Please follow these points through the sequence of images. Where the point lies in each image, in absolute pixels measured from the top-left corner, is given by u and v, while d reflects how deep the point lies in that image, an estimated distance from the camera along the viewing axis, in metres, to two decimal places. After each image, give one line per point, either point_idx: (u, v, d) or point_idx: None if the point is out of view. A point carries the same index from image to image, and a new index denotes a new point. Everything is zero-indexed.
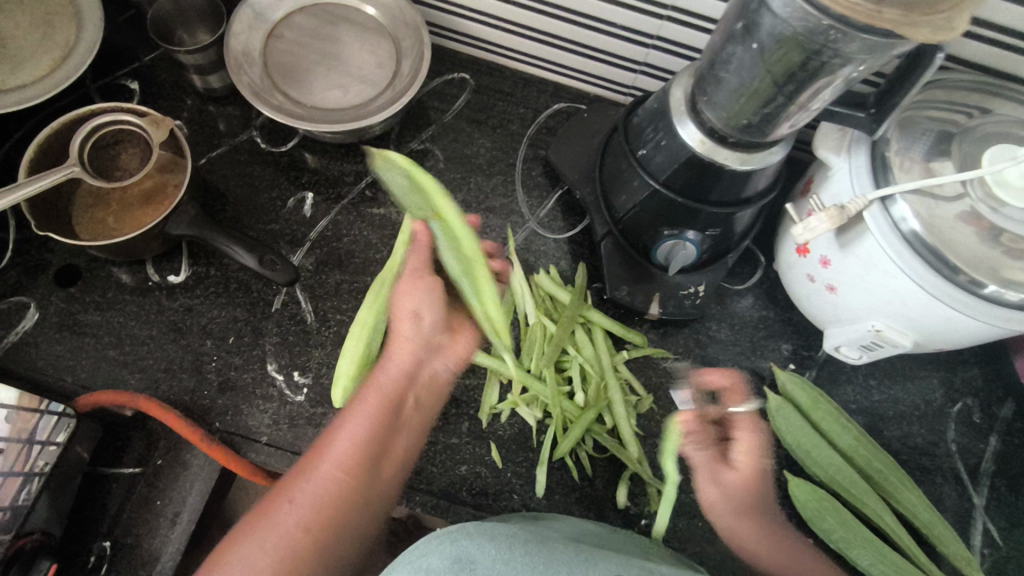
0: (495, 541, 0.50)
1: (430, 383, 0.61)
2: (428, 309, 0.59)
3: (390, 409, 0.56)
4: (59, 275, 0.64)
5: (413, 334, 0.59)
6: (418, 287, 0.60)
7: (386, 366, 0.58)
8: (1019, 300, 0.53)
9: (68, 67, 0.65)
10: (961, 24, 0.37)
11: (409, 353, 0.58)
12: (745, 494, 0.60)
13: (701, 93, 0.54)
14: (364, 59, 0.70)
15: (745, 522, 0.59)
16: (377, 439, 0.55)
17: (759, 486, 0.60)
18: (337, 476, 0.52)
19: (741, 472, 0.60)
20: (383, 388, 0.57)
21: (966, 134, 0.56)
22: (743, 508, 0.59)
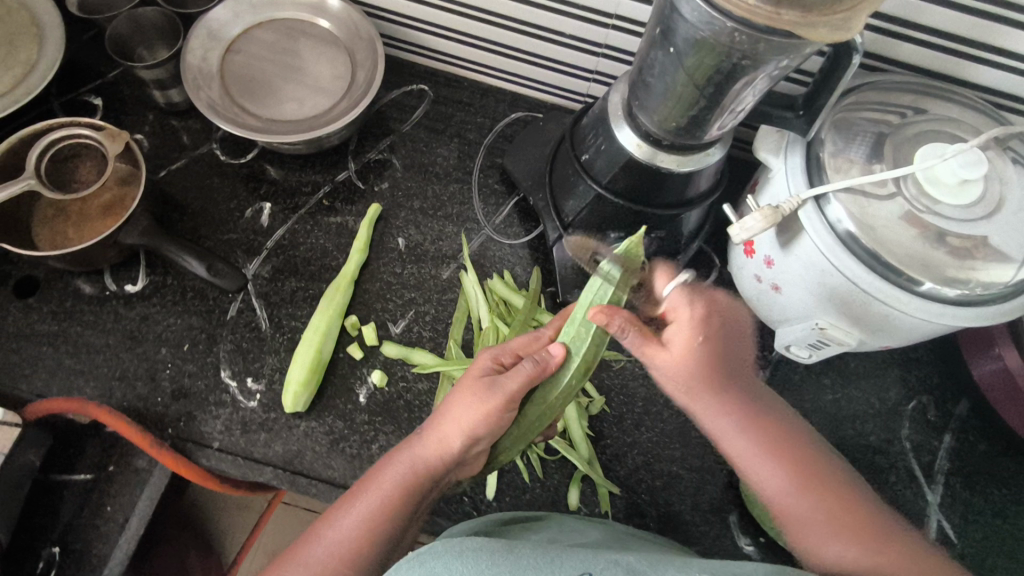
0: (461, 557, 0.45)
1: (447, 482, 0.55)
2: (483, 433, 0.52)
3: (405, 501, 0.51)
4: (19, 286, 0.66)
5: (457, 449, 0.52)
6: (496, 414, 0.51)
7: (419, 448, 0.52)
8: (957, 296, 0.54)
9: (29, 83, 0.67)
10: (858, 25, 0.38)
11: (443, 452, 0.52)
12: (699, 376, 0.52)
13: (634, 98, 0.55)
14: (320, 70, 0.72)
15: (715, 414, 0.52)
16: (384, 529, 0.50)
17: (726, 367, 0.53)
18: (335, 564, 0.49)
19: (677, 354, 0.51)
20: (406, 480, 0.52)
21: (898, 133, 0.57)
22: (707, 394, 0.52)
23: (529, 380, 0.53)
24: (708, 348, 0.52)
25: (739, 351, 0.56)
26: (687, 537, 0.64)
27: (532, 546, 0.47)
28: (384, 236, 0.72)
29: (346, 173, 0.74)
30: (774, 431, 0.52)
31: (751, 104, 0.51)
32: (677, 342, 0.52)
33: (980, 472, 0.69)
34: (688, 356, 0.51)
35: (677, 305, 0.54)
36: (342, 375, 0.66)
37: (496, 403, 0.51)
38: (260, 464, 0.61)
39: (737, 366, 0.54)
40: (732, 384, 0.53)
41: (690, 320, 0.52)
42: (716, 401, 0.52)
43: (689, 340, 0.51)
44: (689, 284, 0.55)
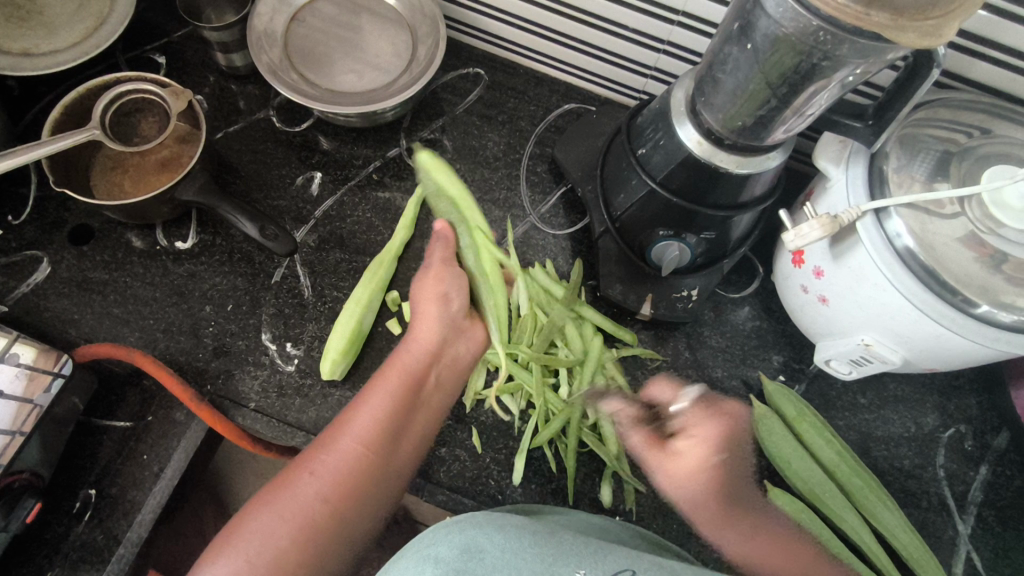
0: (503, 531, 0.47)
1: (448, 367, 0.65)
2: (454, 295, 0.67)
3: (409, 387, 0.60)
4: (73, 233, 0.68)
5: (439, 317, 0.65)
6: (452, 279, 0.67)
7: (409, 345, 0.63)
8: (1012, 322, 0.52)
9: (98, 34, 0.68)
10: (950, 32, 0.36)
11: (435, 334, 0.64)
12: (708, 490, 0.57)
13: (700, 94, 0.54)
14: (380, 47, 0.73)
15: (722, 526, 0.57)
16: (397, 415, 0.57)
17: (734, 492, 0.59)
18: (358, 449, 0.55)
19: (688, 467, 0.58)
20: (402, 369, 0.61)
21: (966, 153, 0.55)
22: (716, 508, 0.57)
23: (449, 246, 0.68)
24: (720, 468, 0.58)
25: (739, 481, 0.60)
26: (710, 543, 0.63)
27: (572, 534, 0.49)
28: (431, 215, 0.72)
29: (397, 150, 0.75)
30: (785, 545, 0.56)
31: (821, 109, 0.51)
32: (689, 455, 0.58)
33: (1015, 507, 0.67)
34: (700, 472, 0.57)
35: (698, 411, 0.60)
36: (379, 348, 0.66)
37: (439, 270, 0.67)
38: (293, 428, 0.62)
39: (739, 488, 0.60)
40: (744, 506, 0.58)
41: (705, 436, 0.58)
42: (723, 515, 0.57)
43: (704, 460, 0.58)
44: (699, 398, 0.61)
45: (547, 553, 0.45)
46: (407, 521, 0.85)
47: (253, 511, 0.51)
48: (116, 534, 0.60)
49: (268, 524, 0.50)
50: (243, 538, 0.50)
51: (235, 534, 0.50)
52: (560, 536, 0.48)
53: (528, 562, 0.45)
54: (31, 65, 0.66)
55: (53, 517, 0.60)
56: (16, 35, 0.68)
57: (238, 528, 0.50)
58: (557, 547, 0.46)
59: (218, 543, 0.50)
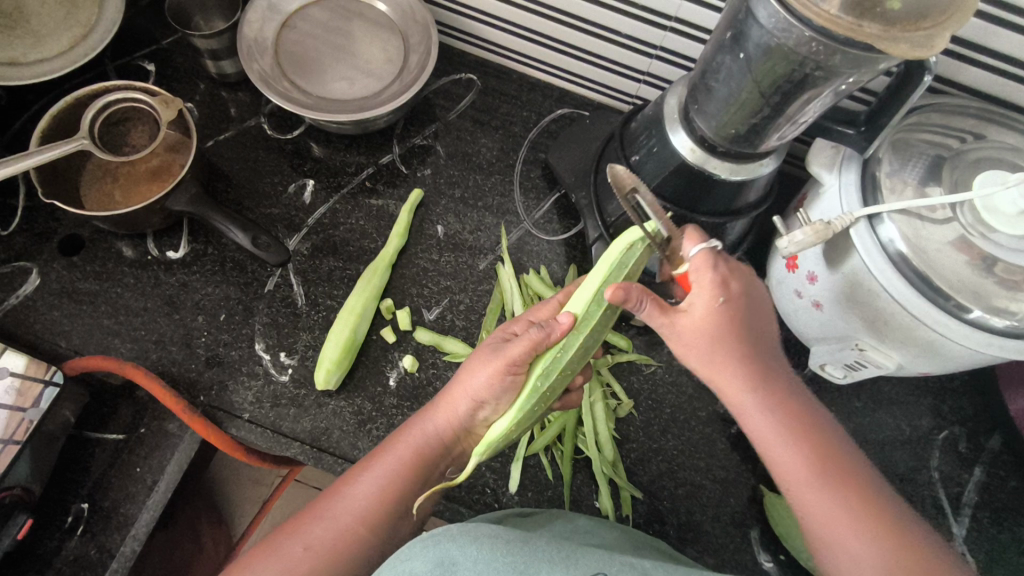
0: (477, 542, 0.46)
1: (458, 456, 0.57)
2: (488, 399, 0.52)
3: (420, 468, 0.53)
4: (63, 244, 0.67)
5: (463, 414, 0.54)
6: (504, 379, 0.51)
7: (429, 425, 0.54)
8: (1005, 327, 0.52)
9: (87, 43, 0.68)
10: (941, 43, 0.36)
11: (451, 423, 0.54)
12: (720, 344, 0.46)
13: (693, 101, 0.54)
14: (372, 53, 0.72)
15: (739, 384, 0.46)
16: (402, 495, 0.52)
17: (748, 333, 0.47)
18: (354, 527, 0.50)
19: (699, 316, 0.46)
20: (416, 451, 0.53)
21: (958, 158, 0.55)
22: (726, 360, 0.46)
23: (536, 347, 0.50)
24: (735, 310, 0.47)
25: (757, 315, 0.49)
26: (706, 548, 0.63)
27: (548, 539, 0.48)
28: (424, 222, 0.72)
29: (390, 156, 0.74)
30: (808, 430, 0.46)
31: (814, 116, 0.51)
32: (700, 307, 0.46)
33: (1009, 508, 0.67)
34: (713, 325, 0.46)
35: (699, 266, 0.47)
36: (373, 356, 0.66)
37: (501, 367, 0.51)
38: (287, 438, 0.62)
39: (762, 337, 0.48)
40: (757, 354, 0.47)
41: (716, 285, 0.46)
42: (733, 370, 0.46)
43: (716, 314, 0.46)
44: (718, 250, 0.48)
45: (518, 560, 0.45)
46: None
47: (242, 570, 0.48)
48: (109, 547, 0.60)
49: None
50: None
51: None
52: (535, 542, 0.47)
53: (501, 571, 0.44)
54: (19, 74, 0.66)
55: (45, 532, 0.60)
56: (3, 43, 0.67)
57: None
58: (530, 553, 0.45)
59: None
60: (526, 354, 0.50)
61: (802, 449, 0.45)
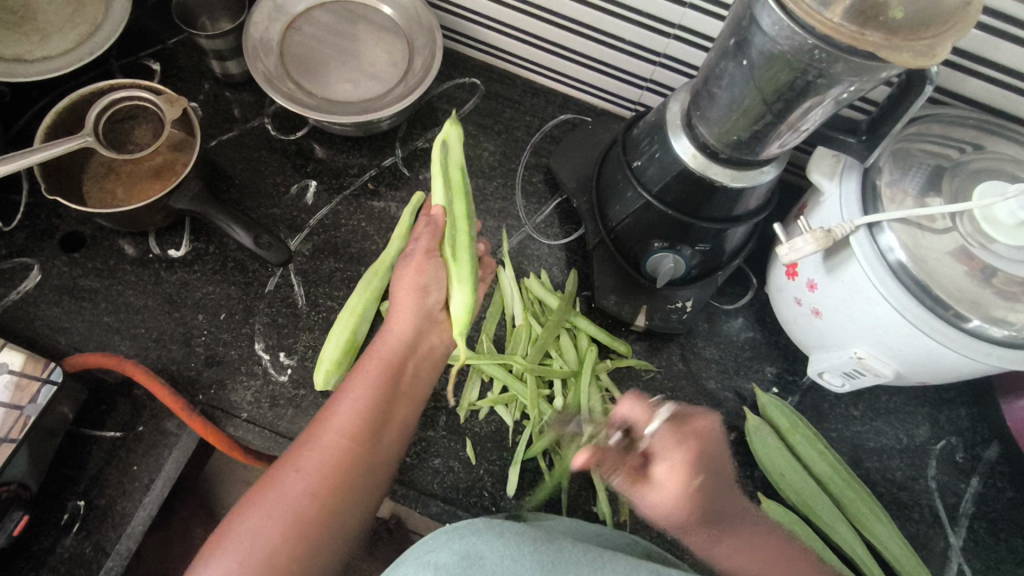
0: (502, 538, 0.47)
1: (428, 357, 0.60)
2: (429, 283, 0.59)
3: (393, 376, 0.56)
4: (64, 241, 0.67)
5: (417, 308, 0.59)
6: (429, 262, 0.60)
7: (388, 333, 0.58)
8: (1003, 337, 0.52)
9: (93, 41, 0.68)
10: (943, 52, 0.37)
11: (407, 323, 0.58)
12: (693, 515, 0.52)
13: (696, 108, 0.54)
14: (376, 56, 0.73)
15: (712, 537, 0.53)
16: (380, 401, 0.54)
17: (713, 490, 0.53)
18: (343, 443, 0.51)
19: (667, 493, 0.51)
20: (383, 358, 0.56)
21: (958, 168, 0.56)
22: (698, 534, 0.53)
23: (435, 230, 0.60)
24: (704, 478, 0.52)
25: (720, 468, 0.55)
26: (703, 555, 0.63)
27: (571, 541, 0.48)
28: None
29: (392, 159, 0.75)
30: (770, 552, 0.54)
31: (816, 124, 0.51)
32: (669, 484, 0.51)
33: (1006, 519, 0.67)
34: (687, 508, 0.51)
35: (665, 441, 0.52)
36: None
37: (421, 257, 0.60)
38: (284, 438, 0.62)
39: (722, 481, 0.55)
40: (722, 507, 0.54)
41: (686, 462, 0.51)
42: (707, 540, 0.53)
43: (685, 495, 0.51)
44: (672, 417, 0.54)
45: (545, 559, 0.45)
46: (397, 531, 0.85)
47: (240, 512, 0.48)
48: (104, 546, 0.60)
49: (255, 525, 0.47)
50: (233, 537, 0.47)
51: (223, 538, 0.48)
52: (558, 542, 0.47)
53: (528, 568, 0.44)
54: (24, 71, 0.66)
55: (41, 529, 0.59)
56: (9, 40, 0.67)
57: (222, 539, 0.47)
58: (555, 553, 0.46)
59: (209, 549, 0.47)
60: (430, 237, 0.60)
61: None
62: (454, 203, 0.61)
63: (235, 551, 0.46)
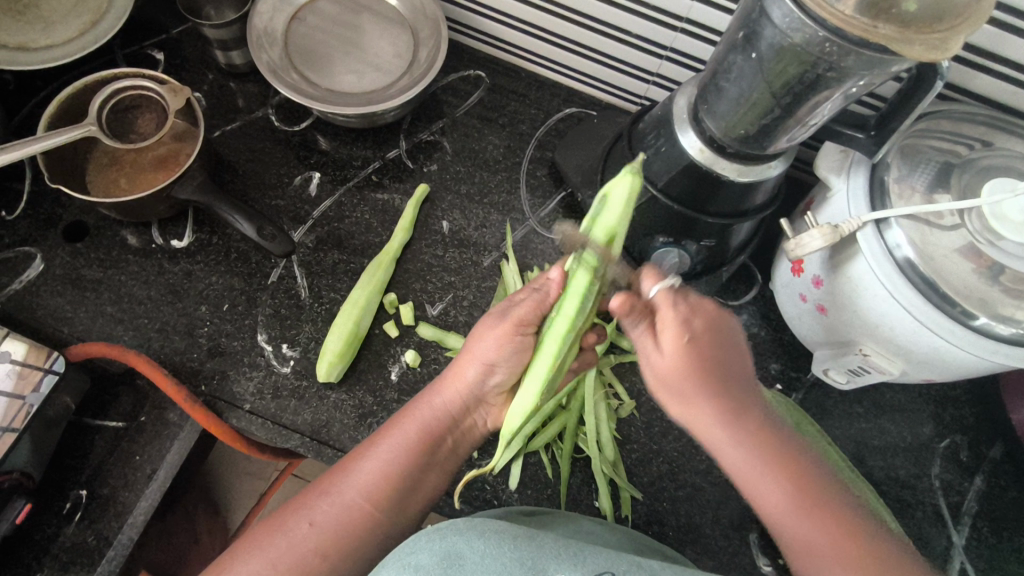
0: (483, 535, 0.46)
1: (471, 429, 0.58)
2: (499, 361, 0.55)
3: (427, 443, 0.54)
4: (67, 230, 0.67)
5: (473, 381, 0.56)
6: (513, 338, 0.54)
7: (436, 397, 0.56)
8: (1010, 335, 0.52)
9: (97, 29, 0.68)
10: (956, 46, 0.37)
11: (458, 395, 0.56)
12: (692, 379, 0.47)
13: (703, 102, 0.54)
14: (381, 47, 0.72)
15: (714, 420, 0.48)
16: (410, 469, 0.53)
17: (720, 371, 0.48)
18: (363, 505, 0.51)
19: (669, 352, 0.48)
20: (422, 423, 0.55)
21: (967, 165, 0.55)
22: (703, 405, 0.48)
23: (538, 305, 0.54)
24: (704, 349, 0.48)
25: (733, 357, 0.49)
26: (704, 550, 0.63)
27: (555, 537, 0.48)
28: (430, 218, 0.72)
29: (396, 151, 0.74)
30: (773, 449, 0.48)
31: (824, 119, 0.51)
32: (669, 346, 0.48)
33: (1009, 518, 0.67)
34: (688, 356, 0.47)
35: (662, 302, 0.48)
36: (375, 351, 0.66)
37: (509, 327, 0.54)
38: (286, 430, 0.62)
39: (737, 373, 0.49)
40: (732, 388, 0.48)
41: (679, 325, 0.47)
42: (713, 414, 0.48)
43: (685, 354, 0.47)
44: (678, 288, 0.49)
45: (526, 556, 0.45)
46: None
47: (243, 553, 0.49)
48: (106, 536, 0.60)
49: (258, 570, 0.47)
50: None
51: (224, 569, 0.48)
52: (541, 537, 0.47)
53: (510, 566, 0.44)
54: (28, 59, 0.66)
55: (43, 517, 0.59)
56: (13, 28, 0.67)
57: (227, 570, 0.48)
58: (537, 549, 0.45)
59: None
60: (530, 309, 0.54)
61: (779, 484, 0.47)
62: (574, 277, 0.54)
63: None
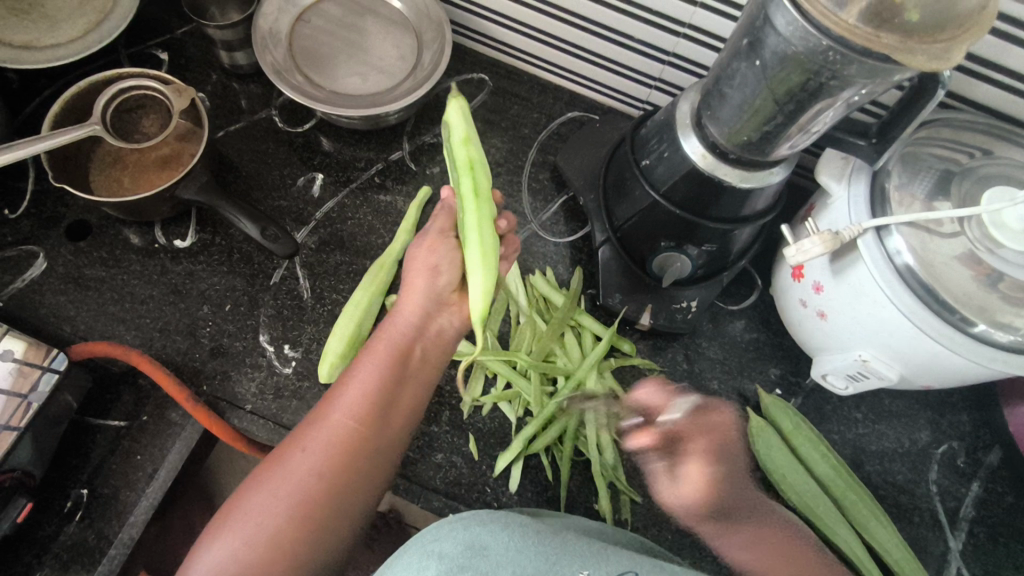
0: (508, 529, 0.47)
1: (444, 341, 0.57)
2: (442, 263, 0.56)
3: (401, 357, 0.53)
4: (70, 229, 0.67)
5: (427, 286, 0.55)
6: (444, 243, 0.56)
7: (401, 311, 0.55)
8: (1009, 343, 0.52)
9: (101, 29, 0.68)
10: (958, 56, 0.37)
11: (419, 303, 0.55)
12: (703, 518, 0.57)
13: (706, 108, 0.54)
14: (385, 50, 0.72)
15: (727, 535, 0.57)
16: (387, 382, 0.52)
17: (732, 496, 0.58)
18: (347, 425, 0.50)
19: (686, 491, 0.58)
20: (390, 337, 0.54)
21: (967, 173, 0.55)
22: (707, 526, 0.57)
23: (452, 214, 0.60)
24: (718, 486, 0.58)
25: (732, 470, 0.60)
26: (703, 554, 0.63)
27: (578, 537, 0.49)
28: (432, 220, 0.72)
29: (399, 153, 0.75)
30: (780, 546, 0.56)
31: (826, 126, 0.51)
32: (692, 476, 0.58)
33: (1006, 524, 0.67)
34: (709, 505, 0.57)
35: (678, 434, 0.60)
36: None
37: (435, 236, 0.58)
38: (287, 430, 0.62)
39: (738, 477, 0.61)
40: (738, 510, 0.58)
41: (699, 456, 0.58)
42: (717, 531, 0.57)
43: (705, 480, 0.57)
44: (693, 411, 0.62)
45: (552, 552, 0.46)
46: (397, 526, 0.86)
47: (244, 497, 0.48)
48: (107, 535, 0.60)
49: (259, 508, 0.47)
50: (235, 524, 0.47)
51: (229, 517, 0.48)
52: (564, 537, 0.48)
53: (534, 559, 0.45)
54: (32, 58, 0.66)
55: (43, 517, 0.59)
56: (18, 27, 0.67)
57: (229, 519, 0.47)
58: (562, 546, 0.47)
59: (214, 534, 0.47)
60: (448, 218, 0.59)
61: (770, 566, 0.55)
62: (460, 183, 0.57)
63: (242, 532, 0.46)
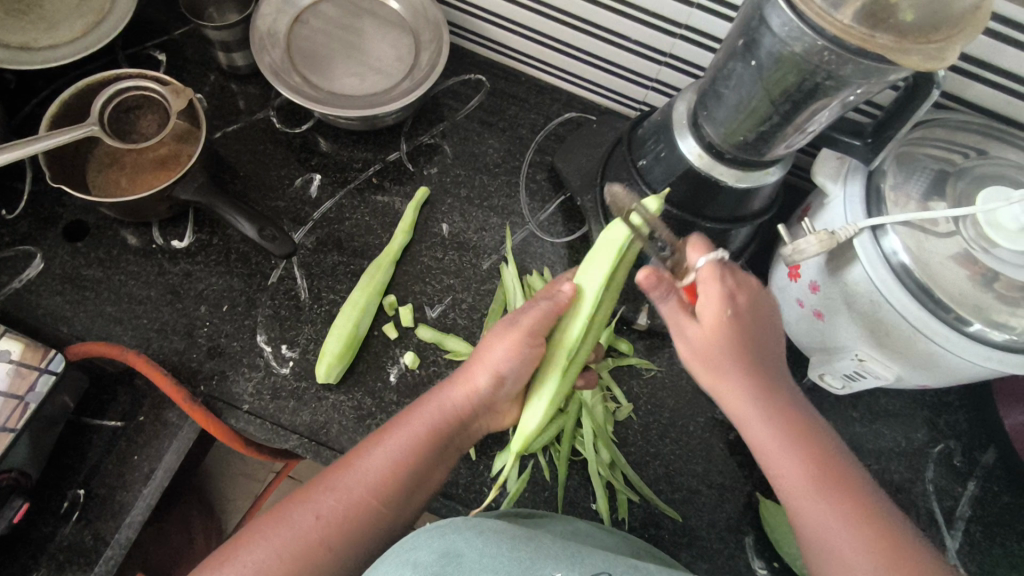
0: (483, 536, 0.47)
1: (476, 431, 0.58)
2: (510, 370, 0.54)
3: (437, 440, 0.54)
4: (67, 230, 0.67)
5: (485, 388, 0.55)
6: (524, 350, 0.54)
7: (450, 395, 0.54)
8: (1004, 341, 0.52)
9: (99, 30, 0.68)
10: (952, 56, 0.37)
11: (469, 395, 0.54)
12: (716, 353, 0.48)
13: (702, 108, 0.54)
14: (382, 51, 0.73)
15: (740, 398, 0.48)
16: (417, 464, 0.52)
17: (757, 356, 0.49)
18: (367, 499, 0.51)
19: (705, 326, 0.49)
20: (429, 422, 0.54)
21: (962, 172, 0.56)
22: (723, 374, 0.48)
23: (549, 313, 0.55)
24: (741, 334, 0.49)
25: (767, 336, 0.51)
26: (700, 553, 0.63)
27: (553, 539, 0.49)
28: (429, 220, 0.72)
29: (397, 154, 0.75)
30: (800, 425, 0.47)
31: (822, 126, 0.51)
32: (710, 312, 0.49)
33: (1001, 522, 0.67)
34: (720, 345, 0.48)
35: (705, 274, 0.50)
36: (374, 352, 0.66)
37: (520, 338, 0.54)
38: (285, 430, 0.62)
39: (768, 349, 0.50)
40: (763, 368, 0.49)
41: (723, 299, 0.49)
42: (732, 393, 0.48)
43: (721, 321, 0.48)
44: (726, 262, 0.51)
45: (525, 558, 0.45)
46: None
47: (248, 540, 0.49)
48: (104, 535, 0.59)
49: (259, 557, 0.47)
50: (235, 567, 0.47)
51: (230, 559, 0.48)
52: (539, 541, 0.48)
53: (508, 565, 0.45)
54: (29, 59, 0.66)
55: (40, 517, 0.59)
56: (16, 28, 0.67)
57: (229, 559, 0.48)
58: (535, 550, 0.46)
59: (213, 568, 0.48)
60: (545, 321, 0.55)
61: (778, 429, 0.47)
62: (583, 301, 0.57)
63: None
